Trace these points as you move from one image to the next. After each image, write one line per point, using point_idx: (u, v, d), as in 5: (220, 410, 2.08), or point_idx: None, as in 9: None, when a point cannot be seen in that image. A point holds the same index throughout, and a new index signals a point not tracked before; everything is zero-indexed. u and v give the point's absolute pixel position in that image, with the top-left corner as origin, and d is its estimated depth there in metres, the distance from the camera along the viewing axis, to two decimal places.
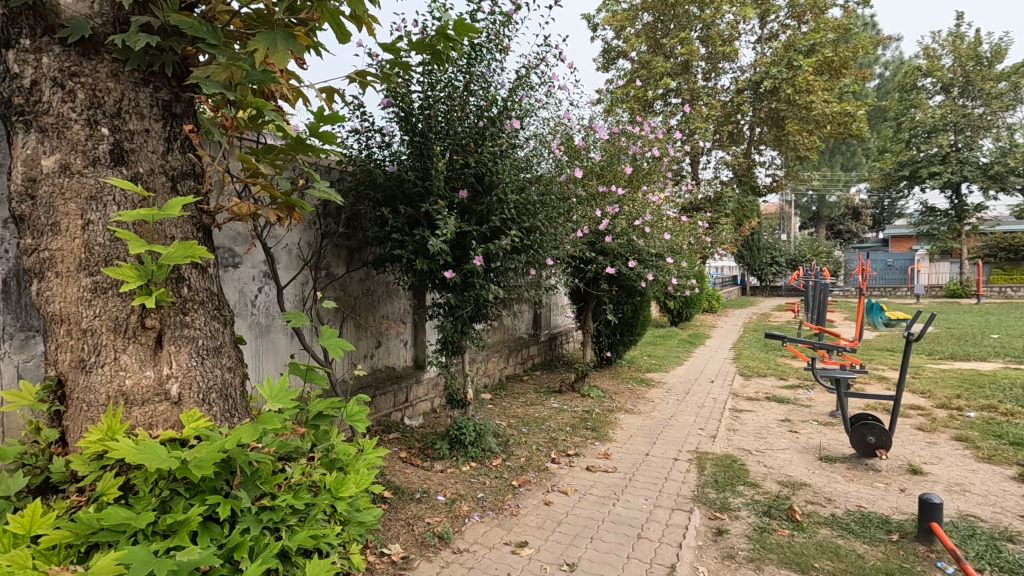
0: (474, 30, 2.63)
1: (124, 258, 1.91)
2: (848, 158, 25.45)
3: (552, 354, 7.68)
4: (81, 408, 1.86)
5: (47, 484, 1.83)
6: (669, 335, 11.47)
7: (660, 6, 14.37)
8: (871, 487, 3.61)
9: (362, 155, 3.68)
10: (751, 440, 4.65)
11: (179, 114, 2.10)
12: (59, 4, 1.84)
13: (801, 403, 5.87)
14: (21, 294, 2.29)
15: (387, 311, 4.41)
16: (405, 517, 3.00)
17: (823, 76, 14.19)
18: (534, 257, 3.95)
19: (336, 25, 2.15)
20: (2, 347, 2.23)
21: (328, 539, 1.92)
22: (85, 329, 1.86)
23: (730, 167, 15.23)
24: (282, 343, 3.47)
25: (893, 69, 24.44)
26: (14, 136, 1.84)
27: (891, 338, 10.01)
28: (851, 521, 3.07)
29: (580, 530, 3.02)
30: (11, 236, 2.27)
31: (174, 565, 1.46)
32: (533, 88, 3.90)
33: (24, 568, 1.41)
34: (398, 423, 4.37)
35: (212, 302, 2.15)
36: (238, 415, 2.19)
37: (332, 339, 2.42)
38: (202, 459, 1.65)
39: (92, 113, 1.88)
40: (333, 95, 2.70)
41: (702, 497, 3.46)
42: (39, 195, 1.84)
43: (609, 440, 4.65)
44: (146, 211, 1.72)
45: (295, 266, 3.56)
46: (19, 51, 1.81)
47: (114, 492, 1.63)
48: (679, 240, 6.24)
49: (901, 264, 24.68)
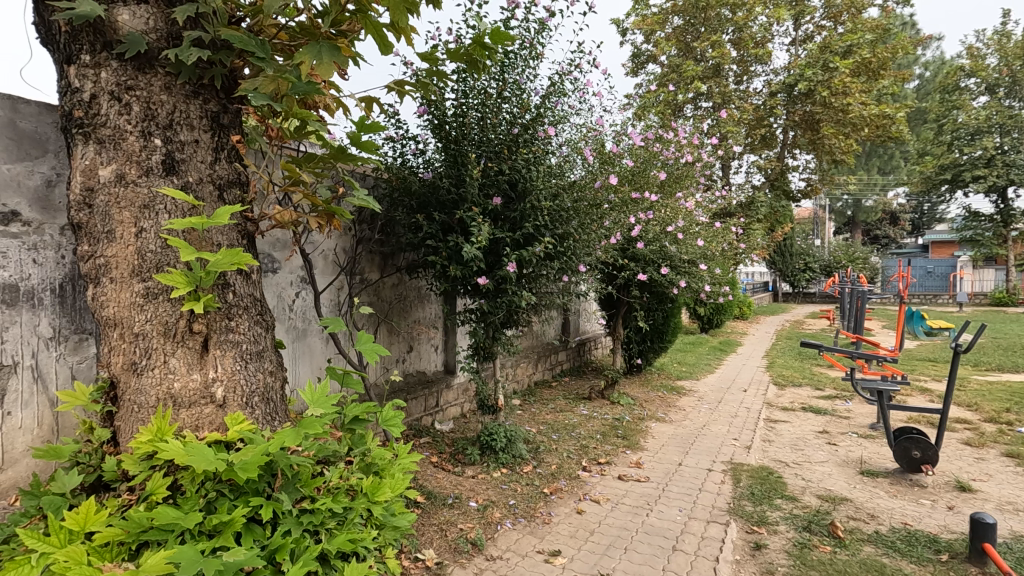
0: (510, 38, 2.64)
1: (174, 265, 1.97)
2: (885, 161, 24.71)
3: (581, 360, 7.63)
4: (132, 409, 1.94)
5: (99, 482, 1.91)
6: (699, 341, 11.30)
7: (691, 10, 14.27)
8: (917, 504, 3.48)
9: (396, 163, 3.72)
10: (787, 452, 4.55)
11: (226, 124, 2.17)
12: (117, 20, 1.91)
13: (839, 414, 5.70)
14: (77, 299, 2.39)
15: (419, 316, 4.46)
16: (438, 523, 3.01)
17: (860, 77, 13.82)
18: (567, 264, 3.96)
19: (378, 37, 2.16)
20: (57, 349, 2.33)
21: (365, 543, 1.94)
22: (137, 333, 1.93)
23: (762, 173, 14.93)
24: (318, 347, 3.53)
25: (934, 69, 23.65)
26: (74, 147, 1.94)
27: (933, 347, 9.65)
28: (897, 539, 2.96)
29: (613, 541, 2.99)
30: (69, 242, 2.36)
31: (221, 565, 1.50)
32: (566, 94, 3.89)
33: (79, 564, 1.47)
34: (429, 427, 4.40)
35: (255, 307, 2.20)
36: (279, 418, 2.22)
37: (369, 344, 2.45)
38: (247, 462, 1.69)
39: (146, 125, 1.95)
40: (372, 104, 2.74)
41: (738, 510, 3.38)
42: (96, 204, 1.93)
43: (641, 449, 4.60)
44: (196, 220, 1.78)
45: (332, 272, 3.64)
46: (81, 66, 1.91)
47: (163, 492, 1.68)
48: (712, 246, 6.14)
49: (942, 271, 23.79)
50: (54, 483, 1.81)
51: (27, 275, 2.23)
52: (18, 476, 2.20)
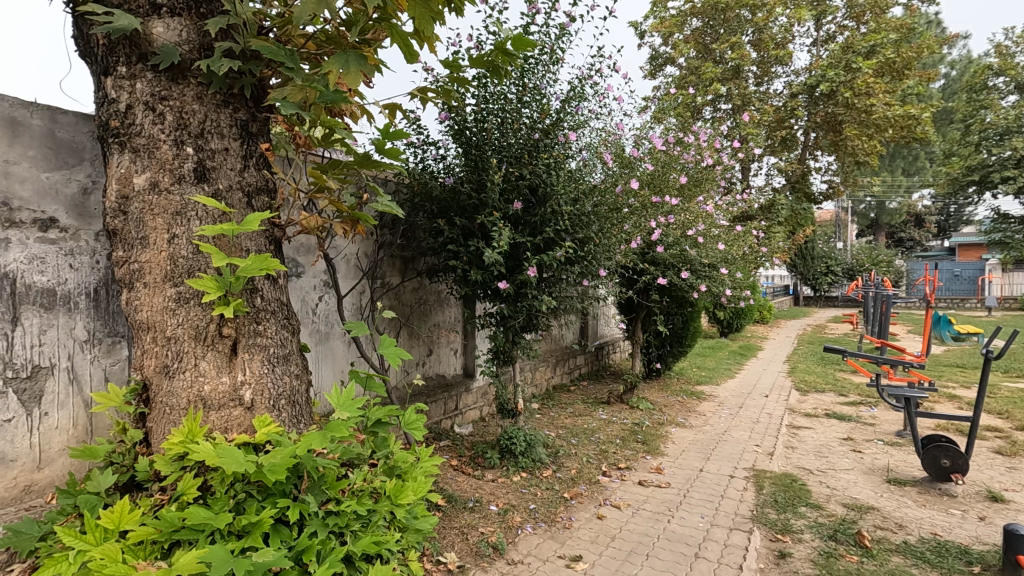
0: (532, 44, 2.65)
1: (205, 270, 2.02)
2: (910, 162, 24.28)
3: (599, 364, 7.61)
4: (163, 411, 1.98)
5: (132, 482, 1.97)
6: (719, 346, 11.20)
7: (710, 11, 14.17)
8: (946, 514, 3.40)
9: (418, 168, 3.76)
10: (812, 459, 4.48)
11: (255, 133, 2.22)
12: (152, 33, 1.97)
13: (864, 421, 5.60)
14: (110, 302, 2.45)
15: (439, 319, 4.49)
16: (459, 526, 3.03)
17: (884, 77, 13.58)
18: (587, 268, 3.95)
19: (404, 46, 2.19)
20: (92, 352, 2.39)
21: (388, 545, 1.96)
22: (169, 337, 1.98)
23: (782, 175, 14.74)
24: (340, 350, 3.57)
25: (960, 68, 23.15)
26: (111, 155, 2.00)
27: (961, 353, 9.41)
28: (927, 550, 2.90)
29: (635, 547, 2.97)
30: (103, 247, 2.43)
31: (251, 565, 1.53)
32: (587, 99, 3.90)
33: (115, 562, 1.51)
34: (449, 430, 4.41)
35: (282, 311, 2.24)
36: (305, 421, 2.26)
37: (391, 347, 2.46)
38: (275, 464, 1.72)
39: (178, 134, 2.00)
40: (396, 111, 2.78)
41: (762, 517, 3.33)
42: (130, 211, 1.98)
43: (661, 454, 4.56)
44: (227, 226, 1.82)
45: (354, 276, 3.68)
46: (117, 78, 1.97)
47: (193, 493, 1.72)
48: (733, 249, 6.09)
49: (970, 274, 23.20)
50: (89, 482, 1.86)
51: (63, 280, 2.30)
52: (54, 475, 2.27)
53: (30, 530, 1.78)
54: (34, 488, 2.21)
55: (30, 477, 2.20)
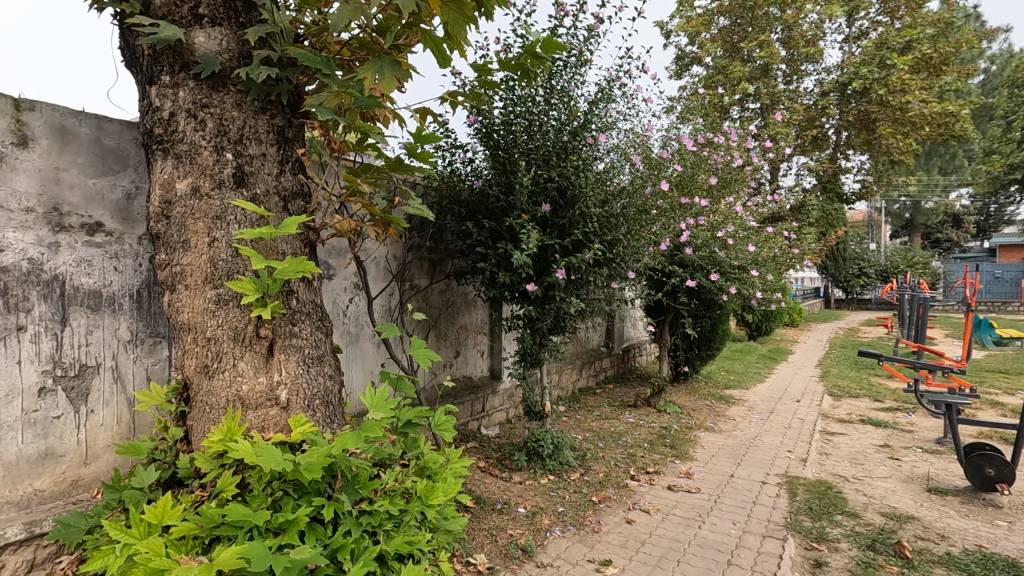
0: (562, 47, 2.65)
1: (244, 272, 2.07)
2: (947, 160, 23.54)
3: (625, 367, 7.54)
4: (203, 409, 2.04)
5: (173, 479, 2.03)
6: (748, 349, 11.00)
7: (738, 10, 13.94)
8: (991, 526, 3.28)
9: (446, 171, 3.79)
10: (847, 466, 4.36)
11: (291, 138, 2.26)
12: (194, 42, 2.02)
13: (902, 428, 5.44)
14: (152, 303, 2.53)
15: (466, 321, 4.51)
16: (488, 528, 3.04)
17: (920, 74, 13.17)
18: (616, 270, 3.94)
19: (438, 51, 2.22)
20: (135, 351, 2.47)
21: (420, 546, 1.98)
22: (209, 337, 2.03)
23: (814, 175, 14.41)
24: (369, 351, 3.62)
25: (1001, 62, 22.31)
26: (155, 162, 2.07)
27: (1003, 358, 9.07)
28: (972, 562, 2.80)
29: (665, 552, 2.94)
30: (146, 251, 2.51)
31: (288, 562, 1.56)
32: (615, 100, 3.88)
33: (159, 556, 1.55)
34: (476, 432, 4.43)
35: (317, 313, 2.29)
36: (338, 422, 2.29)
37: (422, 349, 2.47)
38: (311, 463, 1.74)
39: (218, 140, 2.06)
40: (427, 115, 2.81)
41: (796, 525, 3.26)
42: (173, 215, 2.04)
43: (690, 458, 4.51)
44: (265, 230, 1.86)
45: (383, 278, 3.73)
46: (162, 87, 2.04)
47: (232, 490, 1.76)
48: (763, 251, 5.98)
49: (1012, 277, 22.36)
50: (133, 478, 1.92)
51: (108, 282, 2.38)
52: (100, 471, 2.35)
53: (78, 524, 1.86)
54: (80, 483, 2.28)
55: (77, 472, 2.28)
